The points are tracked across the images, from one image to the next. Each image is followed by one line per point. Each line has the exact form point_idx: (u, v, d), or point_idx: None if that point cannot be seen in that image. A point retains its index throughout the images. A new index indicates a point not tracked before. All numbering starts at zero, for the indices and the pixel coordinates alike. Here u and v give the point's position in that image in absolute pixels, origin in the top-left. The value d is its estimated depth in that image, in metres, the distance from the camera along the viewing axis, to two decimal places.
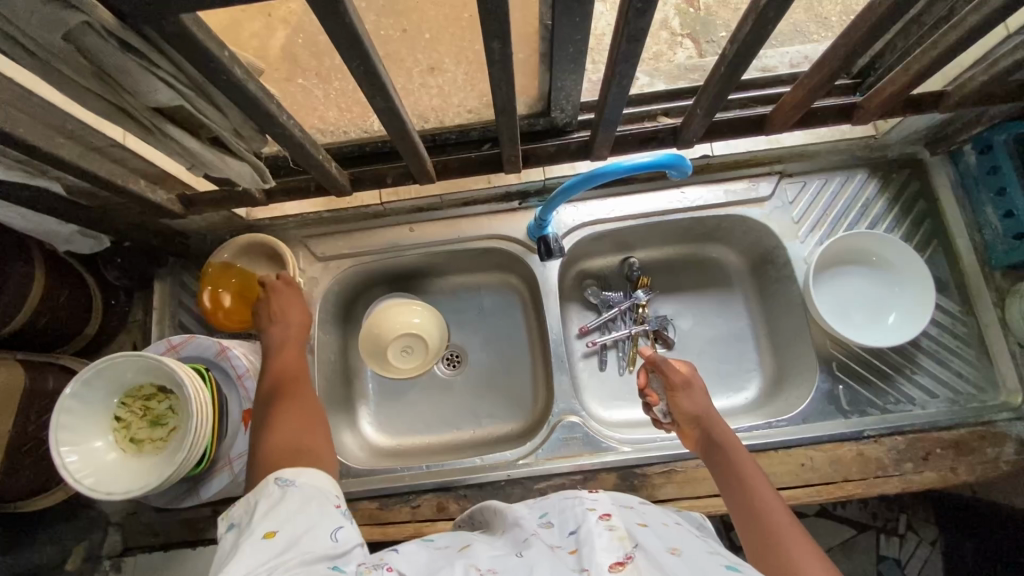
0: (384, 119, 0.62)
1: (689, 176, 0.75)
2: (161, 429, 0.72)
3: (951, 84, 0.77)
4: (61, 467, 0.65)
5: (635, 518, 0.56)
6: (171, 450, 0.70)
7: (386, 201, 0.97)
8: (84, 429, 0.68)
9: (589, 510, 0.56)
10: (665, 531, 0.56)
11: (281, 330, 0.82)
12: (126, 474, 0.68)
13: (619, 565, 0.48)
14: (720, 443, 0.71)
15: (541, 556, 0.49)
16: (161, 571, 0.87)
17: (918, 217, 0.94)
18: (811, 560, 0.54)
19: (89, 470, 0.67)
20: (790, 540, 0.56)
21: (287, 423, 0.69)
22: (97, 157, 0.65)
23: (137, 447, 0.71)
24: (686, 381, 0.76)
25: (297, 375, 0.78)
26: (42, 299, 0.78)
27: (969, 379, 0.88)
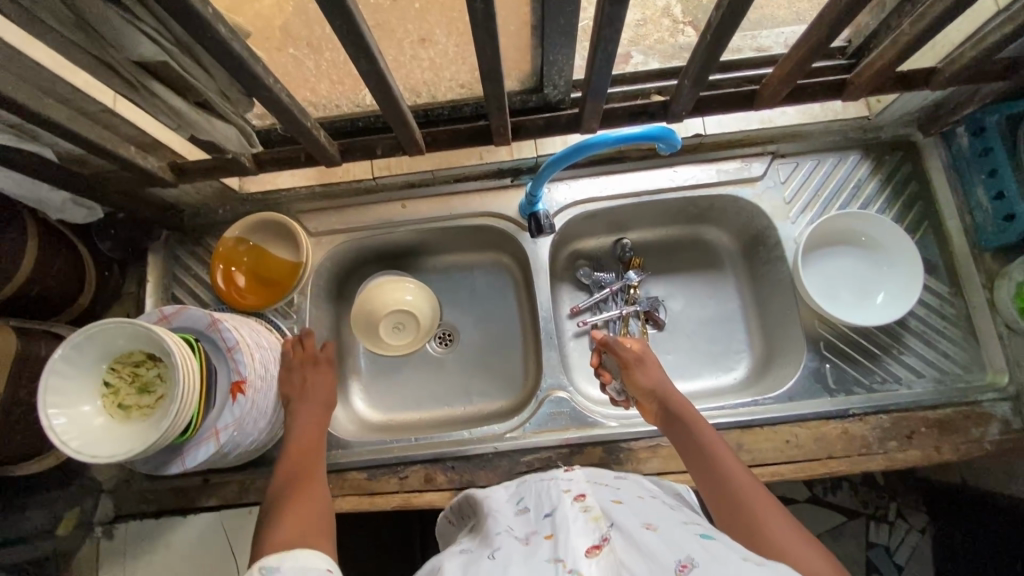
0: (370, 84, 0.62)
1: (679, 149, 0.75)
2: (149, 396, 0.72)
3: (942, 61, 0.77)
4: (48, 429, 0.65)
5: (610, 495, 0.59)
6: (157, 418, 0.70)
7: (378, 174, 0.98)
8: (73, 393, 0.68)
9: (564, 492, 0.60)
10: (640, 503, 0.59)
11: (304, 416, 0.83)
12: (114, 436, 0.69)
13: (595, 549, 0.49)
14: (674, 411, 0.75)
15: (518, 551, 0.52)
16: (153, 536, 0.89)
17: (910, 198, 0.94)
18: (796, 542, 0.56)
19: (78, 432, 0.67)
20: (771, 519, 0.59)
21: (296, 520, 0.66)
22: (87, 122, 0.65)
23: (126, 412, 0.71)
24: (638, 358, 0.81)
25: (312, 475, 0.76)
26: (36, 264, 0.78)
27: (955, 360, 0.88)
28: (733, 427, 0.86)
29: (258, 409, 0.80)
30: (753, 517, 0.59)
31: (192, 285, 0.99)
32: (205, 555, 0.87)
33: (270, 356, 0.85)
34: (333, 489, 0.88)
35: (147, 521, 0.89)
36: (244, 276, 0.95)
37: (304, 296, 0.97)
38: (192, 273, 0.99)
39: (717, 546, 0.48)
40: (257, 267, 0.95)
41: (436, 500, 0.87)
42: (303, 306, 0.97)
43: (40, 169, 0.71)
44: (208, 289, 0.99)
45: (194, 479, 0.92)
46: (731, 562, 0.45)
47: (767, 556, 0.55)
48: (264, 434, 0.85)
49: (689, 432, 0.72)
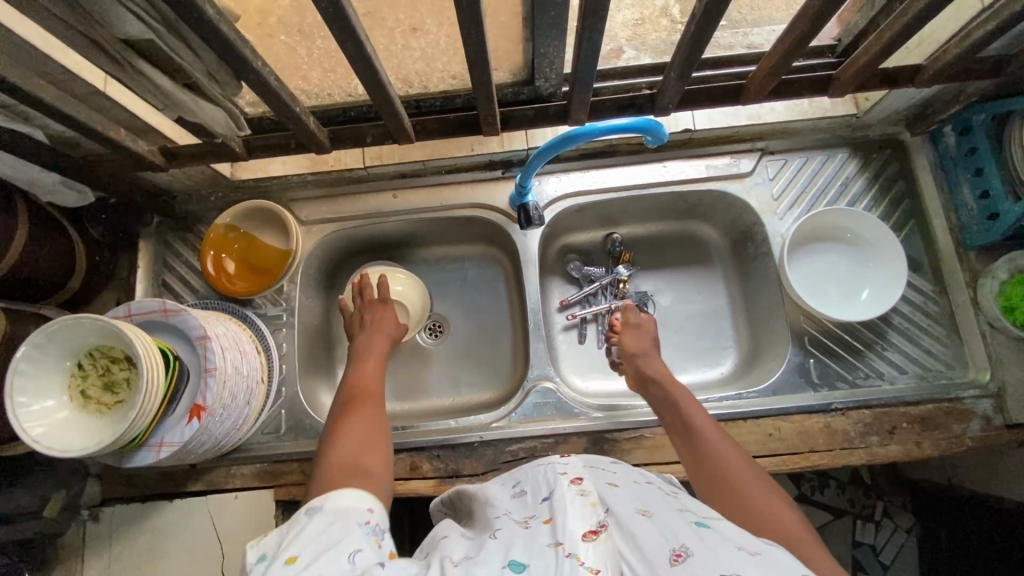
0: (358, 70, 0.63)
1: (666, 143, 0.76)
2: (110, 395, 0.71)
3: (928, 58, 0.77)
4: (11, 414, 0.66)
5: (606, 478, 0.59)
6: (110, 425, 0.70)
7: (369, 163, 0.97)
8: (43, 382, 0.69)
9: (561, 474, 0.59)
10: (635, 488, 0.59)
11: (369, 336, 0.91)
12: (71, 429, 0.69)
13: (592, 534, 0.49)
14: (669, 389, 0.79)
15: (517, 534, 0.52)
16: (137, 521, 0.89)
17: (896, 197, 0.95)
18: (773, 507, 0.60)
19: (42, 421, 0.68)
20: (753, 491, 0.62)
21: (356, 430, 0.73)
22: (77, 104, 0.66)
23: (84, 402, 0.71)
24: (637, 323, 0.91)
25: (372, 387, 0.83)
26: (27, 246, 0.79)
27: (938, 356, 0.89)
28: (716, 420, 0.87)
29: (210, 433, 0.80)
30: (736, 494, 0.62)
31: (183, 272, 0.99)
32: (190, 539, 0.87)
33: (243, 383, 0.84)
34: None
35: (133, 505, 0.89)
36: (234, 263, 0.96)
37: (294, 284, 0.98)
38: (183, 260, 1.00)
39: (713, 537, 0.48)
40: (247, 254, 0.96)
41: (421, 488, 0.87)
42: (292, 294, 0.98)
43: (30, 150, 0.71)
44: (198, 276, 0.99)
45: (181, 464, 0.92)
46: (726, 553, 0.46)
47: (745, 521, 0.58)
48: (210, 450, 0.84)
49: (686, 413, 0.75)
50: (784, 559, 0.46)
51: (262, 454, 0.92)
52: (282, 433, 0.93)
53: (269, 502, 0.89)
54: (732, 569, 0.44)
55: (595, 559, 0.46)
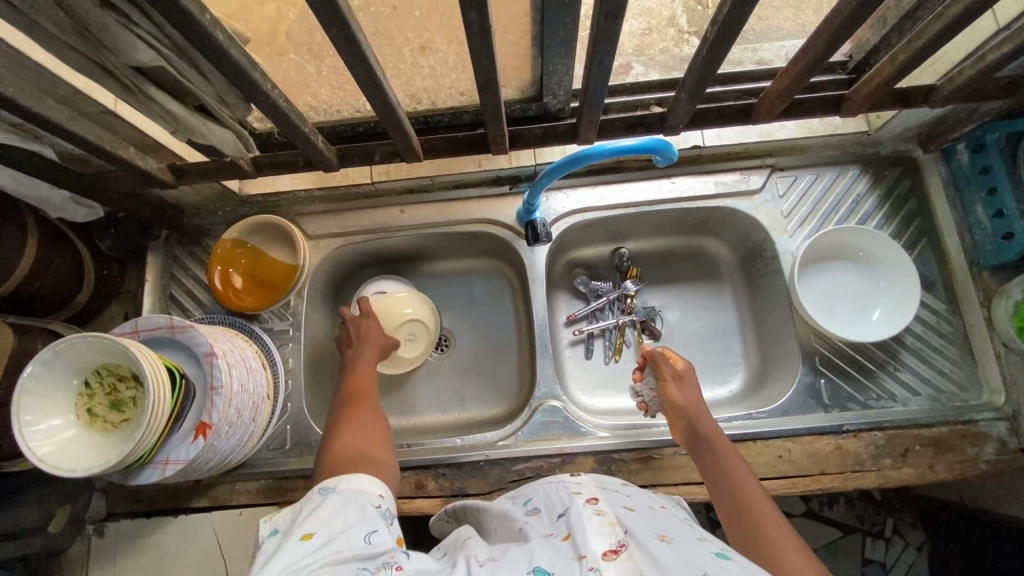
0: (367, 92, 0.63)
1: (675, 163, 0.75)
2: (117, 413, 0.71)
3: (942, 77, 0.77)
4: (18, 434, 0.66)
5: (621, 502, 0.60)
6: (115, 444, 0.69)
7: (376, 179, 0.97)
8: (50, 401, 0.69)
9: (575, 493, 0.60)
10: (650, 513, 0.59)
11: (360, 344, 0.91)
12: (77, 449, 0.69)
13: (612, 554, 0.49)
14: (707, 437, 0.73)
15: (537, 546, 0.52)
16: (141, 537, 0.88)
17: (908, 214, 0.94)
18: (797, 555, 0.56)
19: (50, 440, 0.68)
20: (781, 538, 0.59)
21: (356, 433, 0.75)
22: (88, 124, 0.66)
23: (91, 420, 0.70)
24: (678, 373, 0.81)
25: (366, 388, 0.84)
26: (36, 260, 0.80)
27: (952, 378, 0.88)
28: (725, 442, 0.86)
29: (216, 451, 0.79)
30: (773, 554, 0.57)
31: (190, 286, 0.99)
32: (196, 556, 0.87)
33: (250, 400, 0.83)
34: None
35: (138, 520, 0.89)
36: (241, 278, 0.96)
37: (301, 299, 0.98)
38: (191, 275, 1.00)
39: (736, 567, 0.47)
40: (255, 268, 0.96)
41: (426, 506, 0.87)
42: (299, 309, 0.97)
43: (40, 168, 0.71)
44: (206, 290, 0.99)
45: (186, 480, 0.92)
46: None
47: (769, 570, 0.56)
48: (217, 466, 0.84)
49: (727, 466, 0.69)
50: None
51: (266, 470, 0.91)
52: (287, 450, 0.92)
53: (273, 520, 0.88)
54: None
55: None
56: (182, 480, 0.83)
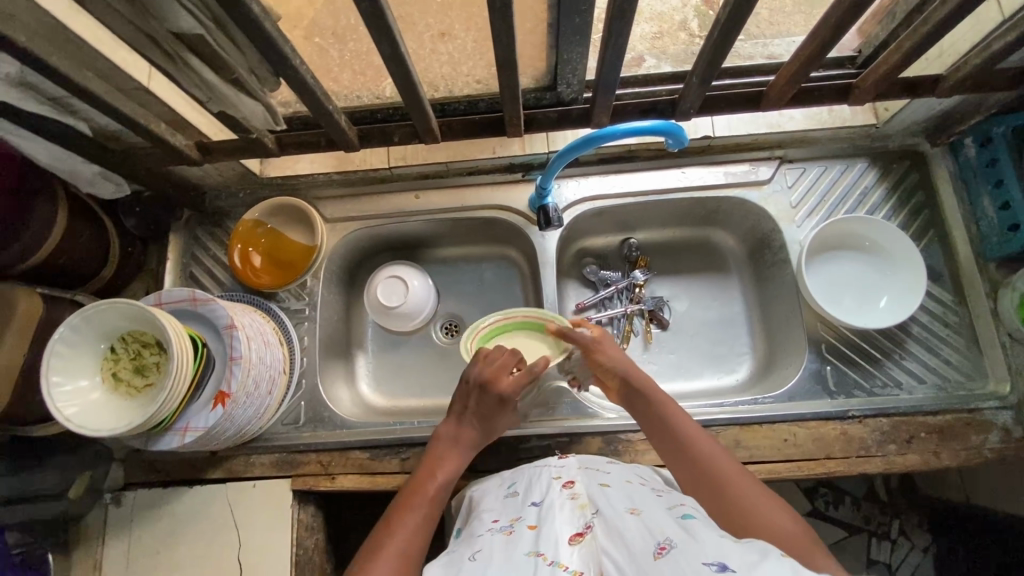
0: (391, 68, 0.65)
1: (685, 147, 0.77)
2: (140, 378, 0.74)
3: (949, 68, 0.78)
4: (46, 393, 0.68)
5: (599, 479, 0.66)
6: (138, 407, 0.72)
7: (393, 163, 1.01)
8: (77, 364, 0.71)
9: (554, 479, 0.67)
10: (627, 485, 0.65)
11: (451, 449, 0.77)
12: (102, 409, 0.71)
13: (578, 537, 0.55)
14: (645, 396, 0.77)
15: (505, 544, 0.57)
16: (157, 507, 0.90)
17: (916, 207, 0.95)
18: (755, 495, 0.64)
19: (75, 401, 0.70)
20: (735, 480, 0.66)
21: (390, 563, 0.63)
22: (122, 97, 0.69)
23: (115, 384, 0.73)
24: (598, 341, 0.83)
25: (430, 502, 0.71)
26: (66, 232, 0.83)
27: (957, 367, 0.89)
28: (732, 424, 0.87)
29: (234, 421, 0.82)
30: (734, 499, 0.64)
31: (210, 266, 1.02)
32: (210, 525, 0.89)
33: (267, 372, 0.86)
34: (336, 466, 0.91)
35: (155, 490, 0.91)
36: (260, 257, 0.98)
37: (317, 279, 1.00)
38: (211, 255, 1.02)
39: (698, 527, 0.52)
40: (275, 248, 0.99)
41: None
42: (315, 289, 1.00)
43: (75, 141, 0.74)
44: (225, 270, 1.02)
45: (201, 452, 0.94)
46: (711, 540, 0.49)
47: (737, 518, 0.62)
48: (233, 437, 0.86)
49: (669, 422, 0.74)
50: (762, 544, 0.48)
51: (279, 444, 0.93)
52: (301, 425, 0.94)
53: (285, 492, 0.90)
54: (715, 557, 0.46)
55: (577, 561, 0.52)
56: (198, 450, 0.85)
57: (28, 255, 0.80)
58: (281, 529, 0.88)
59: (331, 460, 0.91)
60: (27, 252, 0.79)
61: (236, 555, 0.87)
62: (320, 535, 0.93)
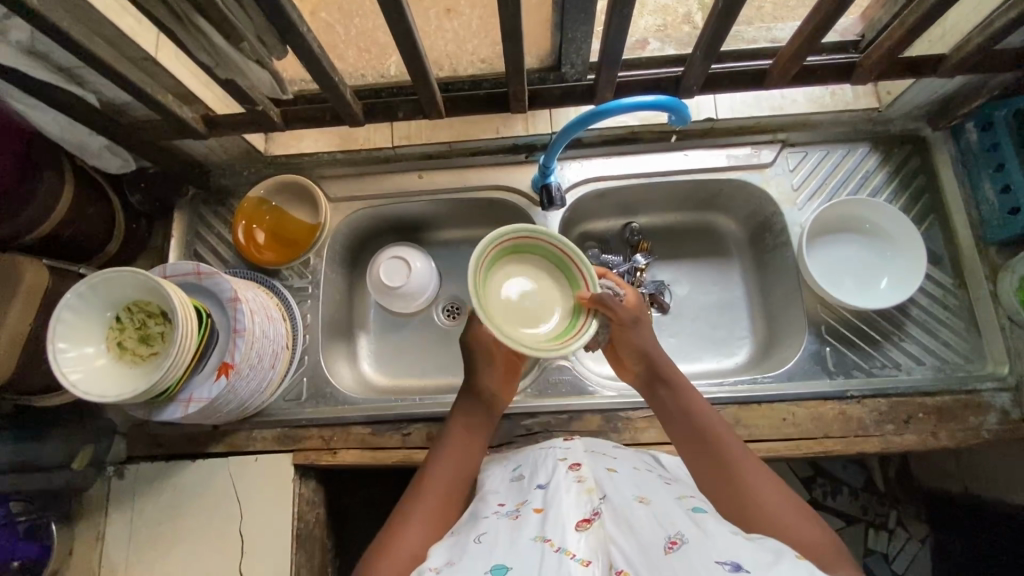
0: (397, 37, 0.66)
1: (689, 123, 0.77)
2: (145, 347, 0.74)
3: (952, 49, 0.78)
4: (52, 359, 0.69)
5: (603, 465, 0.65)
6: (142, 375, 0.73)
7: (398, 143, 1.01)
8: (82, 330, 0.72)
9: (560, 461, 0.65)
10: (633, 474, 0.65)
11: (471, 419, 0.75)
12: (107, 377, 0.72)
13: (585, 524, 0.53)
14: (666, 379, 0.74)
15: (510, 528, 0.56)
16: (160, 480, 0.91)
17: (917, 191, 0.96)
18: (769, 490, 0.62)
19: (81, 367, 0.71)
20: (751, 472, 0.64)
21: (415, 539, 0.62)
22: (129, 66, 0.69)
23: (120, 352, 0.74)
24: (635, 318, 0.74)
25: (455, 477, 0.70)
26: (73, 202, 0.84)
27: (956, 349, 0.89)
28: (731, 403, 0.87)
29: (238, 393, 0.82)
30: (746, 491, 0.62)
31: (215, 243, 1.02)
32: (213, 498, 0.90)
33: (270, 346, 0.87)
34: (338, 441, 0.92)
35: (157, 463, 0.92)
36: (264, 234, 0.99)
37: (320, 258, 1.01)
38: (215, 233, 1.03)
39: (708, 522, 0.53)
40: (279, 225, 1.00)
41: None
42: (318, 267, 1.00)
43: (83, 111, 0.75)
44: (228, 246, 1.02)
45: (203, 427, 0.95)
46: (721, 536, 0.51)
47: (747, 512, 0.60)
48: (236, 411, 0.87)
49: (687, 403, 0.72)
50: (775, 545, 0.51)
51: (282, 419, 0.93)
52: (303, 400, 0.95)
53: (287, 466, 0.90)
54: (727, 556, 0.48)
55: (584, 546, 0.50)
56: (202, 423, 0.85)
57: (35, 226, 0.80)
58: (282, 503, 0.89)
59: (333, 435, 0.92)
60: (34, 222, 0.80)
61: (238, 528, 0.88)
62: (322, 511, 0.94)
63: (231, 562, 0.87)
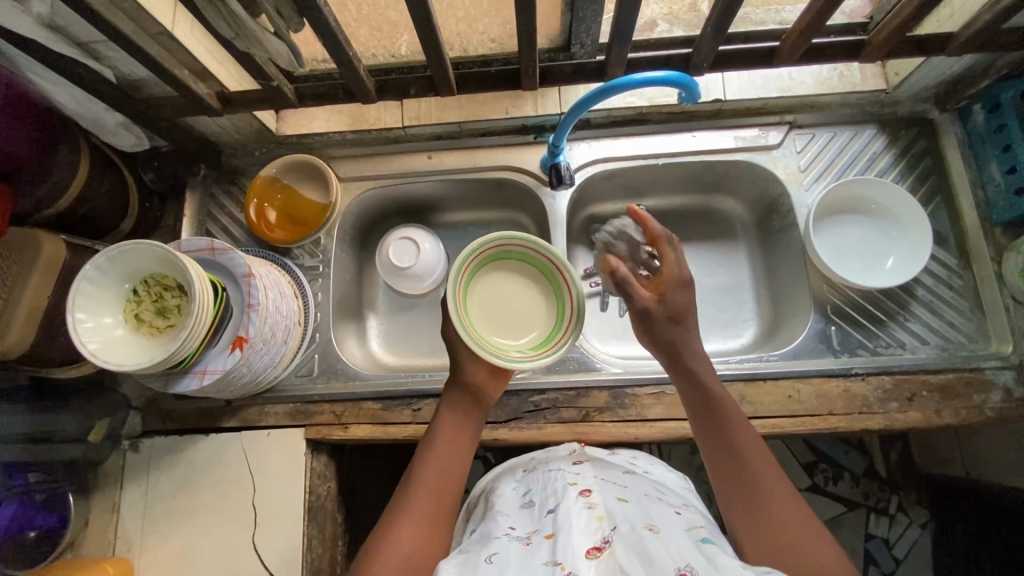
0: (412, 11, 0.67)
1: (698, 99, 0.78)
2: (162, 319, 0.76)
3: (962, 28, 0.79)
4: (72, 328, 0.70)
5: (616, 493, 0.64)
6: (159, 346, 0.74)
7: (407, 123, 1.01)
8: (100, 300, 0.73)
9: (570, 487, 0.64)
10: (644, 501, 0.64)
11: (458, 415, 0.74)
12: (126, 347, 0.73)
13: (596, 551, 0.53)
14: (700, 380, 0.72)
15: (523, 550, 0.56)
16: (174, 453, 0.93)
17: (923, 172, 0.96)
18: (788, 508, 0.62)
19: (99, 337, 0.72)
20: (772, 488, 0.63)
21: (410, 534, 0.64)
22: (147, 39, 0.70)
23: (137, 324, 0.75)
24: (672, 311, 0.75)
25: (448, 472, 0.69)
26: (89, 176, 0.85)
27: (960, 329, 0.90)
28: (737, 379, 0.89)
29: (252, 367, 0.84)
30: (765, 509, 0.62)
31: (225, 222, 1.03)
32: (226, 472, 0.91)
33: (283, 321, 0.88)
34: (349, 416, 0.93)
35: (171, 437, 0.93)
36: (275, 213, 1.00)
37: (330, 237, 1.02)
38: (226, 212, 1.03)
39: (718, 556, 0.53)
40: (290, 204, 1.01)
41: None
42: (329, 246, 1.02)
43: (99, 86, 0.76)
44: (240, 227, 1.03)
45: (216, 403, 0.96)
46: (732, 571, 0.51)
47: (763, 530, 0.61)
48: (250, 384, 0.88)
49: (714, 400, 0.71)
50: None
51: (294, 395, 0.95)
52: (314, 376, 0.96)
53: (299, 441, 0.92)
54: None
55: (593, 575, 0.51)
56: (217, 395, 0.87)
57: (53, 199, 0.81)
58: (294, 476, 0.91)
59: (345, 410, 0.94)
60: (52, 196, 0.81)
61: (250, 501, 0.90)
62: (333, 484, 0.96)
63: (244, 534, 0.89)
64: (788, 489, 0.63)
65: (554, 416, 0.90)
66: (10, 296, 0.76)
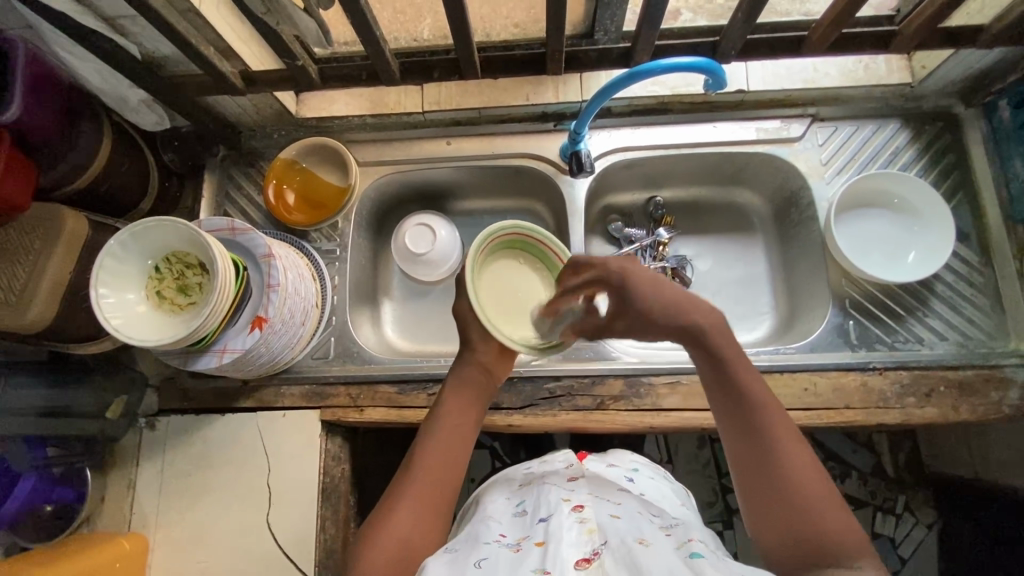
0: None
1: (725, 87, 0.78)
2: (184, 297, 0.76)
3: (996, 18, 0.78)
4: (94, 301, 0.70)
5: (609, 509, 0.63)
6: (181, 322, 0.74)
7: (427, 109, 1.01)
8: (122, 275, 0.73)
9: (563, 500, 0.64)
10: (637, 517, 0.62)
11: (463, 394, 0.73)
12: (147, 323, 0.73)
13: (585, 563, 0.53)
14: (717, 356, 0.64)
15: (513, 557, 0.56)
16: (189, 432, 0.93)
17: (947, 167, 0.95)
18: (811, 482, 0.59)
19: (120, 313, 0.72)
20: (796, 462, 0.60)
21: (408, 516, 0.64)
22: (174, 15, 0.70)
23: (159, 301, 0.75)
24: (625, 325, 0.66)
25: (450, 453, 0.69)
26: (111, 155, 0.85)
27: (980, 326, 0.90)
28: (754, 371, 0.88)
29: (270, 348, 0.84)
30: (790, 488, 0.59)
31: (243, 205, 1.03)
32: (241, 452, 0.92)
33: (301, 303, 0.88)
34: (364, 399, 0.94)
35: (187, 415, 0.94)
36: (294, 195, 1.00)
37: (348, 221, 1.02)
38: (244, 193, 1.03)
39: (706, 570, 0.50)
40: (308, 186, 1.00)
41: None
42: (346, 230, 1.02)
43: (126, 62, 0.77)
44: (259, 209, 1.03)
45: (232, 383, 0.97)
46: None
47: (787, 508, 0.58)
48: (267, 365, 0.88)
49: (736, 379, 0.63)
50: None
51: (309, 376, 0.96)
52: (330, 359, 0.97)
53: (314, 422, 0.92)
54: None
55: None
56: (232, 375, 0.87)
57: (76, 176, 0.82)
58: (308, 457, 0.91)
59: (360, 393, 0.94)
60: (76, 172, 0.81)
61: (265, 480, 0.90)
62: (347, 466, 0.96)
63: (258, 513, 0.89)
64: (810, 461, 0.60)
65: (569, 404, 0.90)
66: (34, 269, 0.76)
